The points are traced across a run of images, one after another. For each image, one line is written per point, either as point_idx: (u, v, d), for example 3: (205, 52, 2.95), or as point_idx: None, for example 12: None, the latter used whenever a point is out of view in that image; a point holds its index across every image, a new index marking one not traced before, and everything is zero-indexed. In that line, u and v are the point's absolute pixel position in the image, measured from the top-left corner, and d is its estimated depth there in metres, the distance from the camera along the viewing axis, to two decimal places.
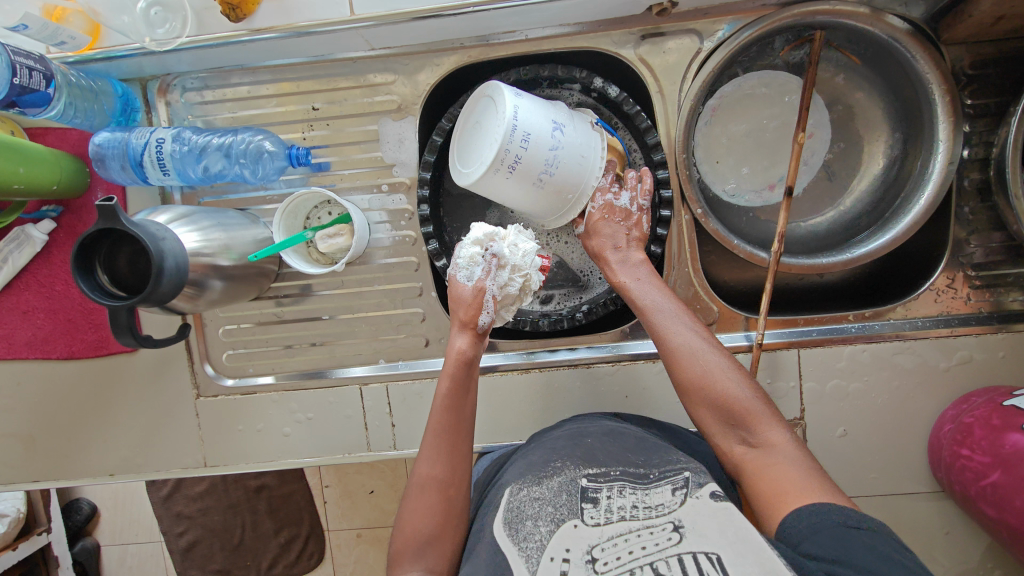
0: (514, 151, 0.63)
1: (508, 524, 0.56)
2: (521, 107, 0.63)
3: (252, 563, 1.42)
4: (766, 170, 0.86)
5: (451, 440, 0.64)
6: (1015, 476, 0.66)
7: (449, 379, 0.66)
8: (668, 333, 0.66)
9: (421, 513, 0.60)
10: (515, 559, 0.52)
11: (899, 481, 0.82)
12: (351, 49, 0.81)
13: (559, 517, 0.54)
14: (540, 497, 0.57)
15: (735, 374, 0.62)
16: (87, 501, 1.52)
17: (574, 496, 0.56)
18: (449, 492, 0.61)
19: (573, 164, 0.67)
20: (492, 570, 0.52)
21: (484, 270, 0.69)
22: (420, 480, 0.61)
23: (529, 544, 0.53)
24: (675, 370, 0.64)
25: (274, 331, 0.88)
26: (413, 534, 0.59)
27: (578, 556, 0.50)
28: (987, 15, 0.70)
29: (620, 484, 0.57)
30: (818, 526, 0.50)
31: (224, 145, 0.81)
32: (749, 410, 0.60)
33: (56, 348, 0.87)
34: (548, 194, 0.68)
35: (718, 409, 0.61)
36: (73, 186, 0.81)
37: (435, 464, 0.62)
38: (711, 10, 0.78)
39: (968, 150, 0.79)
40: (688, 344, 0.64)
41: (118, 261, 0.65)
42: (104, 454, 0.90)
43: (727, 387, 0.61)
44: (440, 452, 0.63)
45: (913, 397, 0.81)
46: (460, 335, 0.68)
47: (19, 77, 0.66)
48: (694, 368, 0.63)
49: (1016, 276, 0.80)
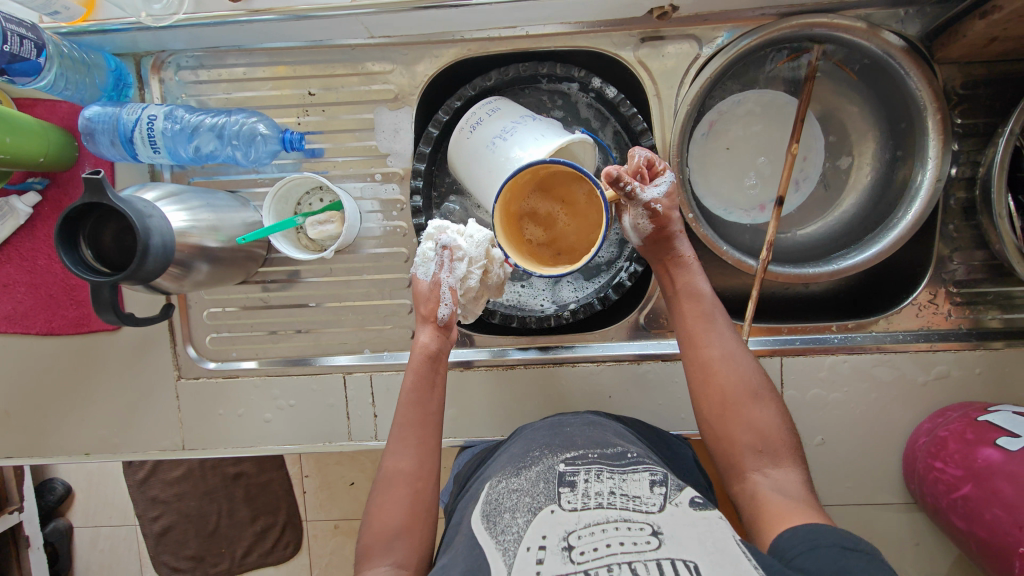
0: (480, 116, 0.75)
1: (487, 517, 0.56)
2: (503, 102, 0.76)
3: (227, 550, 1.41)
4: (760, 181, 0.86)
5: (416, 433, 0.64)
6: (986, 489, 0.67)
7: (414, 374, 0.66)
8: (727, 337, 0.66)
9: (389, 508, 0.59)
10: (492, 552, 0.51)
11: (873, 490, 0.83)
12: (350, 36, 0.81)
13: (537, 506, 0.54)
14: (518, 488, 0.57)
15: (774, 403, 0.64)
16: (61, 481, 1.50)
17: (552, 483, 0.57)
18: (418, 485, 0.61)
19: (527, 137, 0.70)
20: (470, 562, 0.51)
21: (439, 264, 0.67)
22: (388, 474, 0.62)
23: (507, 537, 0.52)
24: (723, 378, 0.64)
25: (259, 316, 0.87)
26: (382, 529, 0.58)
27: (554, 542, 0.50)
28: (980, 36, 0.71)
29: (597, 469, 0.58)
30: (815, 543, 0.50)
31: (216, 126, 0.80)
32: (782, 443, 0.61)
33: (35, 322, 0.86)
34: (497, 160, 0.71)
35: (753, 432, 0.61)
36: (61, 159, 0.80)
37: (405, 457, 0.62)
38: (712, 16, 0.78)
39: (956, 168, 0.80)
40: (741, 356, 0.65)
41: (103, 236, 0.64)
42: (81, 432, 0.88)
43: (767, 414, 0.62)
44: (407, 442, 0.63)
45: (891, 409, 0.82)
46: (424, 329, 0.68)
47: (9, 44, 0.65)
48: (740, 381, 0.64)
49: (996, 294, 0.81)
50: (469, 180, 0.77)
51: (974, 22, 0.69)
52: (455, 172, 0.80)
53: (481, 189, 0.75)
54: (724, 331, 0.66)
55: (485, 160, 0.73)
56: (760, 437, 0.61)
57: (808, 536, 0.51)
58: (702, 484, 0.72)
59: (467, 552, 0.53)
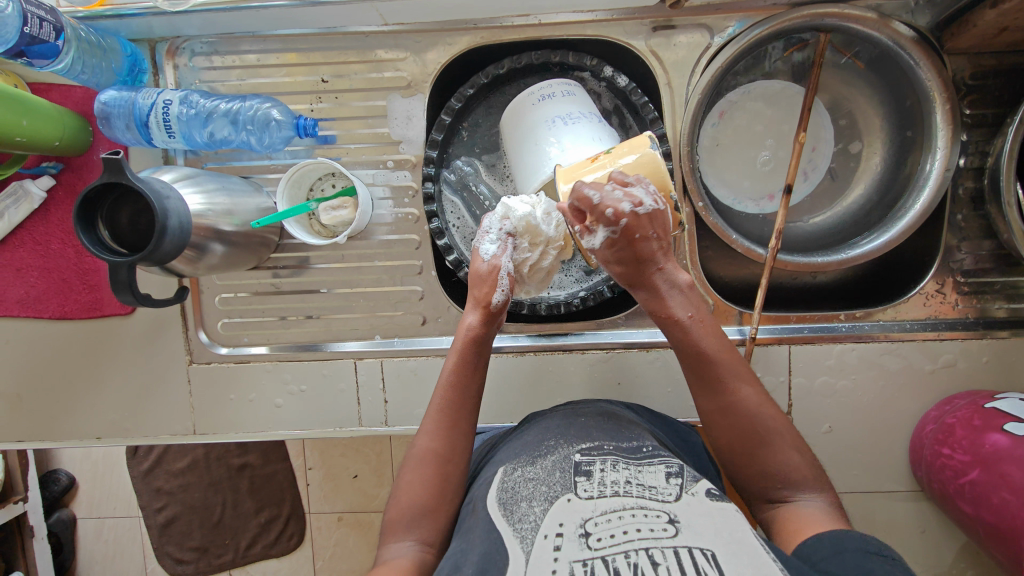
0: (554, 90, 0.73)
1: (504, 506, 0.56)
2: (577, 89, 0.76)
3: (232, 541, 1.42)
4: (769, 173, 0.87)
5: (451, 416, 0.64)
6: (993, 474, 0.68)
7: (456, 357, 0.66)
8: (727, 386, 0.62)
9: (416, 486, 0.60)
10: (509, 539, 0.52)
11: (879, 478, 0.84)
12: (363, 23, 0.81)
13: (553, 494, 0.55)
14: (534, 477, 0.58)
15: (788, 443, 0.61)
16: (66, 472, 1.50)
17: (568, 473, 0.57)
18: (448, 466, 0.62)
19: (585, 132, 0.70)
20: (488, 546, 0.52)
21: (501, 246, 0.67)
22: (419, 453, 0.62)
23: (524, 525, 0.53)
24: (727, 429, 0.62)
25: (270, 301, 0.88)
26: (407, 507, 0.59)
27: (572, 529, 0.51)
28: (991, 26, 0.72)
29: (613, 459, 0.59)
30: (841, 546, 0.51)
31: (231, 111, 0.80)
32: (800, 478, 0.59)
33: (48, 307, 0.86)
34: (549, 138, 0.70)
35: (765, 474, 0.60)
36: (76, 144, 0.81)
37: (435, 438, 0.63)
38: (723, 5, 0.79)
39: (964, 158, 0.81)
40: (746, 403, 0.61)
41: (119, 218, 0.65)
42: (92, 417, 0.89)
43: (781, 456, 0.60)
44: (440, 422, 0.64)
45: (898, 397, 0.82)
46: (473, 310, 0.67)
47: (30, 26, 0.66)
48: (752, 428, 0.61)
49: (1003, 284, 0.82)
50: (511, 141, 0.76)
51: (985, 11, 0.70)
52: (505, 120, 0.78)
53: (517, 153, 0.75)
54: (729, 379, 0.62)
55: (536, 120, 0.72)
56: (776, 478, 0.59)
57: (834, 541, 0.52)
58: (711, 470, 0.72)
59: (485, 537, 0.53)
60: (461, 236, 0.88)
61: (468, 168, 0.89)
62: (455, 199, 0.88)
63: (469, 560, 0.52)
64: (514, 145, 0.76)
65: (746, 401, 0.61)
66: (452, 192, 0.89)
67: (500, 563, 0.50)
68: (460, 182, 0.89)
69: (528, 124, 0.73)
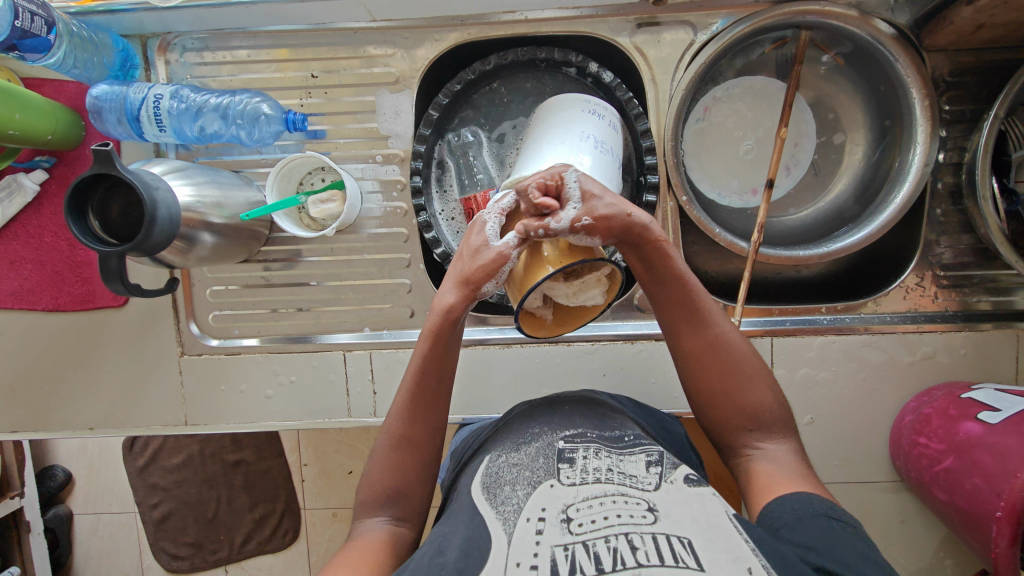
0: (609, 119, 0.72)
1: (488, 489, 0.57)
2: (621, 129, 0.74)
3: (226, 536, 1.43)
4: (752, 170, 0.88)
5: (421, 401, 0.63)
6: (966, 461, 0.69)
7: (428, 338, 0.62)
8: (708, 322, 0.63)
9: (385, 469, 0.62)
10: (492, 522, 0.53)
11: (860, 468, 0.85)
12: (352, 20, 0.82)
13: (536, 480, 0.56)
14: (518, 463, 0.59)
15: (763, 379, 0.62)
16: (61, 468, 1.51)
17: (551, 459, 0.59)
18: (419, 450, 0.62)
19: (602, 167, 0.67)
20: (470, 530, 0.53)
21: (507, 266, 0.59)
22: (390, 437, 0.63)
23: (507, 507, 0.54)
24: (705, 366, 0.63)
25: (261, 294, 0.89)
26: (378, 488, 0.61)
27: (554, 514, 0.52)
28: (967, 23, 0.73)
29: (595, 447, 0.60)
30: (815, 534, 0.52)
31: (221, 106, 0.82)
32: (773, 417, 0.61)
33: (42, 299, 0.87)
34: (577, 148, 0.66)
35: (744, 415, 0.61)
36: (69, 138, 0.82)
37: (404, 423, 0.63)
38: (706, 3, 0.80)
39: (943, 154, 0.82)
40: (725, 336, 0.63)
41: (111, 206, 0.66)
42: (86, 409, 0.90)
43: (756, 392, 0.62)
44: (411, 410, 0.63)
45: (879, 389, 0.84)
46: (452, 289, 0.61)
47: (21, 20, 0.67)
48: (731, 360, 0.62)
49: (982, 277, 0.83)
50: (540, 124, 0.74)
51: (961, 8, 0.71)
52: (544, 104, 0.77)
53: (535, 139, 0.72)
54: (711, 311, 0.63)
55: (575, 119, 0.69)
56: (752, 421, 0.61)
57: (799, 507, 0.53)
58: (691, 456, 0.73)
59: (468, 521, 0.54)
60: (451, 220, 0.89)
61: (470, 138, 0.90)
62: (449, 170, 0.90)
63: (453, 537, 0.53)
64: (537, 126, 0.74)
65: (725, 333, 0.63)
66: (450, 162, 0.90)
67: (483, 547, 0.51)
68: (460, 154, 0.90)
69: (571, 114, 0.70)
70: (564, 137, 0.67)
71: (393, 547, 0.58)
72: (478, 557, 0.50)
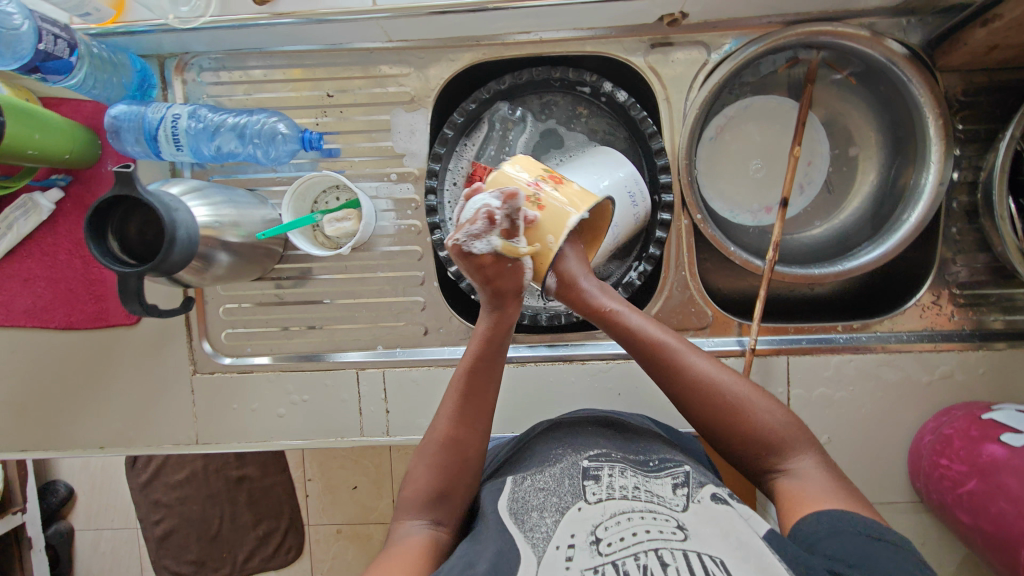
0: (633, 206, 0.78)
1: (515, 516, 0.56)
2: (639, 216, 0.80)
3: (229, 554, 1.41)
4: (768, 190, 0.88)
5: (472, 403, 0.63)
6: (991, 484, 0.68)
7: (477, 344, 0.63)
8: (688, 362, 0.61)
9: (435, 471, 0.61)
10: (521, 546, 0.52)
11: (880, 490, 0.84)
12: (368, 40, 0.83)
13: (563, 505, 0.55)
14: (544, 486, 0.58)
15: (766, 402, 0.60)
16: (64, 483, 1.49)
17: (577, 480, 0.58)
18: (466, 451, 0.62)
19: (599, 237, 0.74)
20: (498, 555, 0.52)
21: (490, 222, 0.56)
22: (439, 437, 0.62)
23: (536, 534, 0.53)
24: (699, 404, 0.61)
25: (274, 312, 0.89)
26: (422, 491, 0.61)
27: (583, 539, 0.51)
28: (981, 44, 0.73)
29: (621, 466, 0.59)
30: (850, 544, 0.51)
31: (237, 126, 0.82)
32: (783, 435, 0.59)
33: (55, 317, 0.87)
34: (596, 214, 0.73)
35: (752, 440, 0.59)
36: (85, 157, 0.82)
37: (455, 423, 0.62)
38: (719, 23, 0.81)
39: (958, 172, 0.82)
40: (706, 374, 0.60)
41: (129, 226, 0.66)
42: (95, 427, 0.89)
43: (762, 416, 0.59)
44: (461, 412, 0.62)
45: (896, 408, 0.83)
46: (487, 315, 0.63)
47: (44, 43, 0.68)
48: (724, 395, 0.60)
49: (998, 296, 0.83)
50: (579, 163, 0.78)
51: (976, 29, 0.71)
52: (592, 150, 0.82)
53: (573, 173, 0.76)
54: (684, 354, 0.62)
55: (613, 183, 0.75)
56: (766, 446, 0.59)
57: (818, 534, 0.52)
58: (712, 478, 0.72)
59: (496, 538, 0.54)
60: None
61: (515, 114, 0.90)
62: (476, 133, 0.89)
63: (481, 556, 0.52)
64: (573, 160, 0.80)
65: (707, 372, 0.61)
66: (486, 127, 0.89)
67: (512, 567, 0.50)
68: (499, 125, 0.90)
69: (608, 169, 0.76)
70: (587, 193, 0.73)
71: (435, 548, 0.58)
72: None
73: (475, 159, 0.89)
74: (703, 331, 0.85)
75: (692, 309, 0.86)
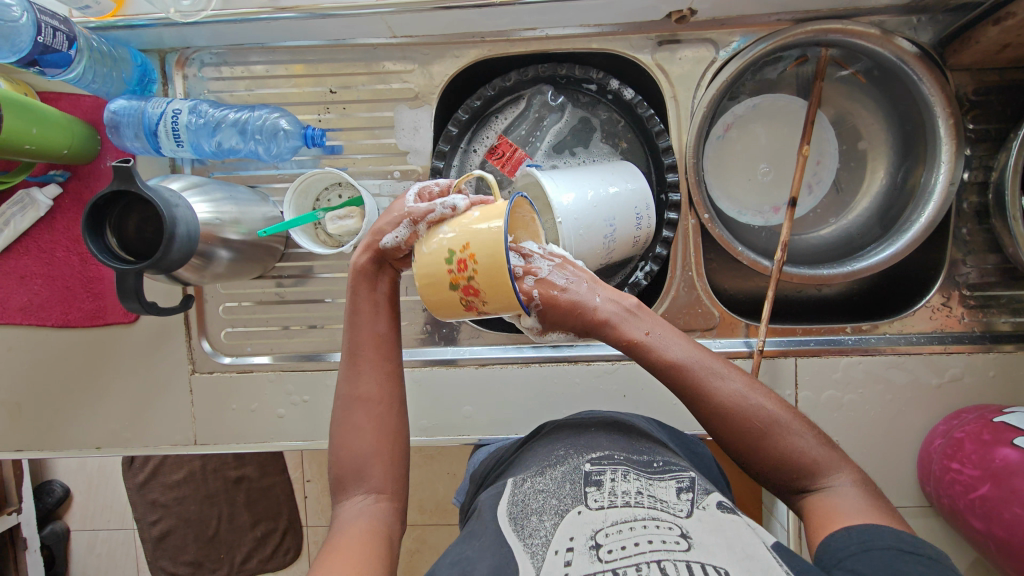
0: (636, 224, 0.76)
1: (514, 520, 0.55)
2: (641, 236, 0.78)
3: (226, 556, 1.39)
4: (775, 191, 0.87)
5: (368, 357, 0.63)
6: (1004, 489, 0.67)
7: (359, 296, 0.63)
8: (714, 388, 0.58)
9: (352, 440, 0.61)
10: (519, 555, 0.51)
11: (888, 494, 0.83)
12: (372, 36, 0.82)
13: (564, 508, 0.54)
14: (544, 489, 0.57)
15: (797, 426, 0.58)
16: (59, 483, 1.48)
17: (578, 484, 0.57)
18: (373, 406, 0.62)
19: (598, 244, 0.73)
20: (497, 563, 0.51)
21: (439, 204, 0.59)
22: (346, 402, 0.62)
23: (535, 540, 0.52)
24: (727, 435, 0.59)
25: (274, 311, 0.88)
26: (350, 459, 0.61)
27: (582, 543, 0.50)
28: (994, 42, 0.72)
29: (624, 470, 0.58)
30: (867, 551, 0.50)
31: (239, 121, 0.81)
32: (812, 458, 0.57)
33: (51, 315, 0.86)
34: (600, 220, 0.72)
35: (780, 466, 0.58)
36: (84, 152, 0.81)
37: (356, 382, 0.62)
38: (728, 21, 0.80)
39: (968, 172, 0.81)
40: (735, 399, 0.58)
41: (127, 223, 0.65)
42: (92, 426, 0.88)
43: (791, 441, 0.57)
44: (360, 367, 0.63)
45: (906, 411, 0.82)
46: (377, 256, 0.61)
47: (43, 35, 0.67)
48: (751, 425, 0.58)
49: (1009, 298, 0.82)
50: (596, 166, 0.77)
51: (988, 27, 0.71)
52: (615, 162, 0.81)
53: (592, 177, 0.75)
54: (709, 374, 0.59)
55: (625, 194, 0.75)
56: (794, 469, 0.57)
57: (834, 548, 0.51)
58: (719, 482, 0.71)
59: (494, 547, 0.53)
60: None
61: (556, 101, 0.89)
62: (512, 109, 0.90)
63: (477, 566, 0.51)
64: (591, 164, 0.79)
65: (734, 398, 0.58)
66: (525, 105, 0.89)
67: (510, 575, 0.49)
68: (537, 106, 0.89)
69: (622, 179, 0.76)
70: (595, 195, 0.72)
71: (381, 529, 0.57)
72: None
73: (502, 133, 0.90)
74: (710, 332, 0.84)
75: (699, 309, 0.85)
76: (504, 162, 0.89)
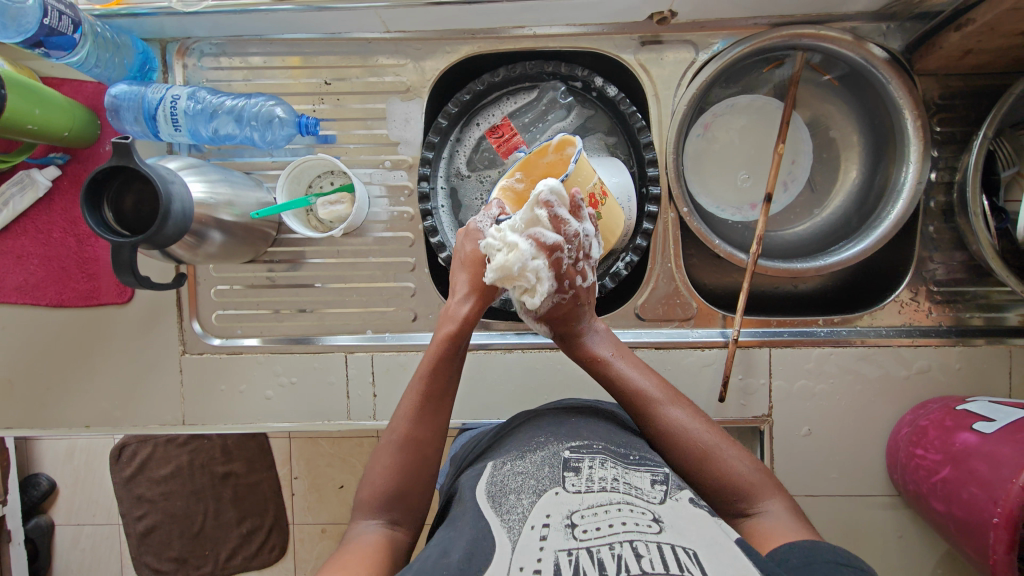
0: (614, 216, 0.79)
1: (492, 498, 0.57)
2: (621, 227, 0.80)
3: (211, 552, 1.41)
4: (750, 189, 0.91)
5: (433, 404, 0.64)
6: (962, 471, 0.70)
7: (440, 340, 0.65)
8: (661, 411, 0.66)
9: (385, 474, 0.62)
10: (496, 530, 0.52)
11: (858, 483, 0.86)
12: (367, 31, 0.85)
13: (541, 488, 0.56)
14: (522, 471, 0.59)
15: (735, 451, 0.63)
16: (46, 476, 1.46)
17: (556, 468, 0.58)
18: (424, 453, 0.63)
19: None
20: (475, 537, 0.52)
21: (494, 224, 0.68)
22: (397, 439, 0.63)
23: (512, 516, 0.53)
24: (670, 451, 0.64)
25: (265, 294, 0.90)
26: (378, 494, 0.61)
27: (557, 520, 0.52)
28: (956, 48, 0.76)
29: (602, 457, 0.60)
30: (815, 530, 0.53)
31: (235, 108, 0.84)
32: (749, 481, 0.61)
33: (46, 294, 0.88)
34: None
35: (717, 486, 0.62)
36: (83, 137, 0.84)
37: (413, 423, 0.63)
38: (707, 23, 0.83)
39: (935, 173, 0.85)
40: (680, 424, 0.65)
41: (124, 199, 0.68)
42: (83, 406, 0.90)
43: (729, 463, 0.62)
44: (420, 412, 0.64)
45: (875, 401, 0.85)
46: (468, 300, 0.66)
47: (49, 18, 0.70)
48: (690, 444, 0.63)
49: (975, 293, 0.85)
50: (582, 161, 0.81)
51: (950, 33, 0.74)
52: (609, 159, 0.83)
53: None
54: (658, 405, 0.67)
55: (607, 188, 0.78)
56: (730, 488, 0.61)
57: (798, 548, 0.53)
58: None
59: (473, 525, 0.54)
60: (449, 210, 0.93)
61: (565, 100, 0.91)
62: (524, 96, 0.93)
63: (456, 544, 0.52)
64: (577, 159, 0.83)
65: (681, 420, 0.65)
66: (536, 95, 0.92)
67: (486, 549, 0.50)
68: (546, 101, 0.92)
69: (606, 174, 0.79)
70: None
71: (389, 548, 0.59)
72: (482, 560, 0.49)
73: (508, 116, 0.93)
74: (687, 322, 0.87)
75: (678, 300, 0.87)
76: (502, 143, 0.92)
